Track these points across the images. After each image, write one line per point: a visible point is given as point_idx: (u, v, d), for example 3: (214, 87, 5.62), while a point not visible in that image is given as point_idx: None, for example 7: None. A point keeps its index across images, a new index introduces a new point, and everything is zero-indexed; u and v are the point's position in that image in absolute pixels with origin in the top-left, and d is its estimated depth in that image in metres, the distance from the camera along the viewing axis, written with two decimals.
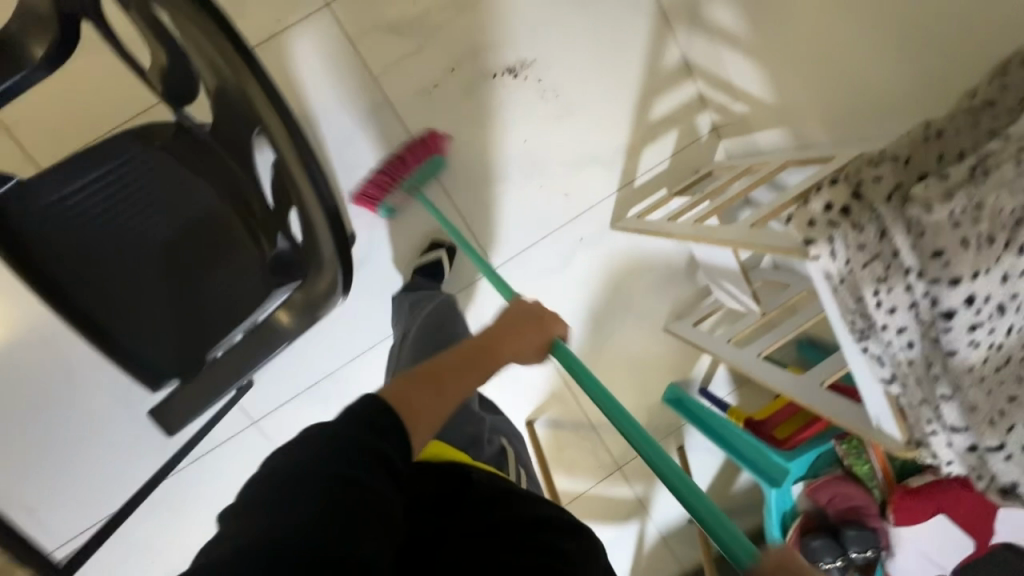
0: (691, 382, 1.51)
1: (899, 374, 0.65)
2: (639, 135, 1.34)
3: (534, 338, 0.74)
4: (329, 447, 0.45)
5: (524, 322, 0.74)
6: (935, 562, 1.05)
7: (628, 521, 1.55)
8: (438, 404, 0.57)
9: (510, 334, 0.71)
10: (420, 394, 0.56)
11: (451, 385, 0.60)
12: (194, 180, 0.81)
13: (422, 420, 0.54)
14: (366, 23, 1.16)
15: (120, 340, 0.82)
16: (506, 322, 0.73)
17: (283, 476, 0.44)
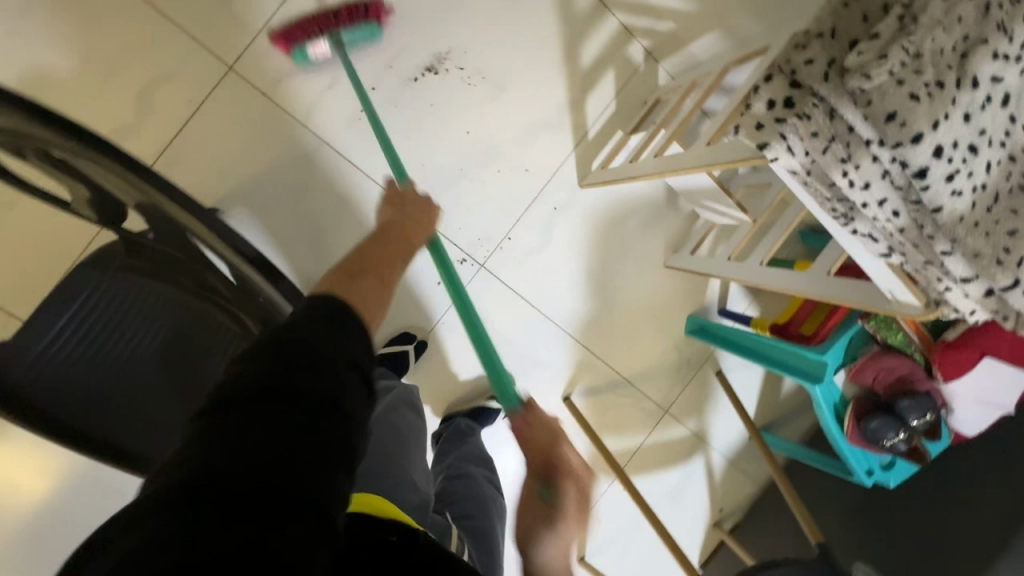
0: (708, 308, 1.49)
1: (895, 245, 0.63)
2: (577, 86, 1.30)
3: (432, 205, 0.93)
4: (272, 373, 0.44)
5: (420, 208, 0.86)
6: (993, 404, 1.04)
7: (692, 458, 1.56)
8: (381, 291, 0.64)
9: (412, 200, 0.88)
10: (358, 281, 0.62)
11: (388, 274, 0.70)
12: (163, 286, 0.84)
13: (370, 306, 0.60)
14: (274, 73, 1.14)
15: (152, 458, 0.80)
16: (406, 215, 0.84)
17: (227, 403, 0.42)
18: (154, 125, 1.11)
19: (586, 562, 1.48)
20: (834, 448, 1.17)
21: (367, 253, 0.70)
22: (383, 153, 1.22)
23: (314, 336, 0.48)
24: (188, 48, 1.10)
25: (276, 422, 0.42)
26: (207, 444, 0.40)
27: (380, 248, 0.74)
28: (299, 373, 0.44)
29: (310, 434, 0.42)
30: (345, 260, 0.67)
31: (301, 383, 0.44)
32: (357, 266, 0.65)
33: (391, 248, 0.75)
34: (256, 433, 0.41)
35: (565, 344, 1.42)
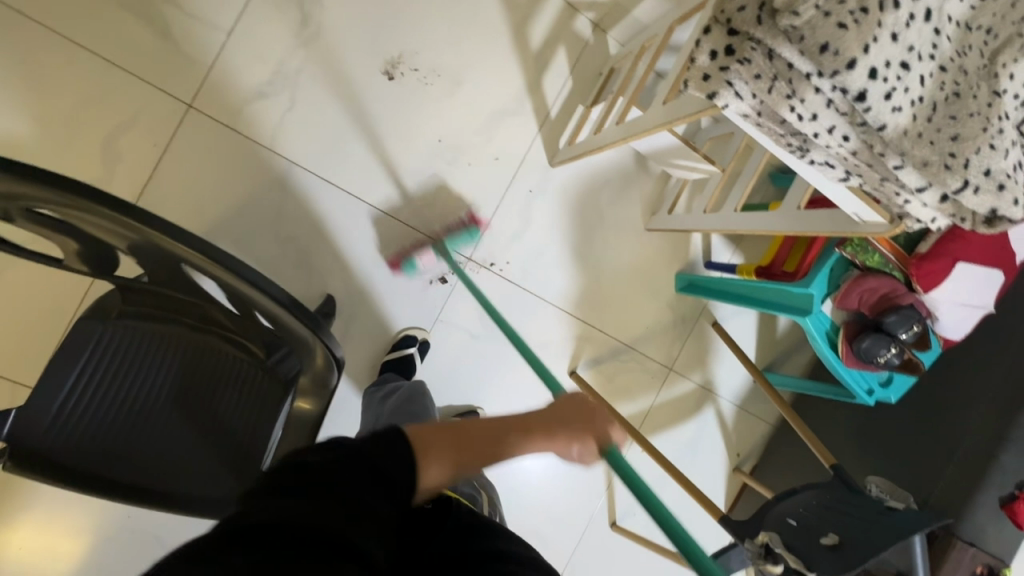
0: (694, 263, 1.53)
1: (850, 166, 0.68)
2: (531, 69, 1.33)
3: (586, 439, 0.65)
4: (341, 448, 0.49)
5: (576, 417, 0.66)
6: (972, 305, 1.09)
7: (702, 409, 1.61)
8: (450, 465, 0.56)
9: (557, 419, 0.66)
10: (441, 447, 0.56)
11: (474, 451, 0.59)
12: (163, 325, 0.85)
13: (433, 462, 0.54)
14: (234, 103, 1.16)
15: (178, 494, 0.83)
16: (557, 412, 0.66)
17: (277, 470, 0.46)
18: (125, 173, 1.12)
19: (618, 526, 1.52)
20: (833, 372, 1.22)
21: (480, 426, 0.61)
22: (353, 165, 1.24)
23: (380, 435, 0.53)
24: (145, 92, 1.11)
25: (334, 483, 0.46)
26: (264, 493, 0.44)
27: (494, 420, 0.63)
28: (365, 457, 0.49)
29: (361, 500, 0.46)
30: (466, 421, 0.61)
31: (362, 460, 0.49)
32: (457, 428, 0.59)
33: (518, 429, 0.63)
34: (312, 490, 0.45)
35: (563, 321, 1.45)
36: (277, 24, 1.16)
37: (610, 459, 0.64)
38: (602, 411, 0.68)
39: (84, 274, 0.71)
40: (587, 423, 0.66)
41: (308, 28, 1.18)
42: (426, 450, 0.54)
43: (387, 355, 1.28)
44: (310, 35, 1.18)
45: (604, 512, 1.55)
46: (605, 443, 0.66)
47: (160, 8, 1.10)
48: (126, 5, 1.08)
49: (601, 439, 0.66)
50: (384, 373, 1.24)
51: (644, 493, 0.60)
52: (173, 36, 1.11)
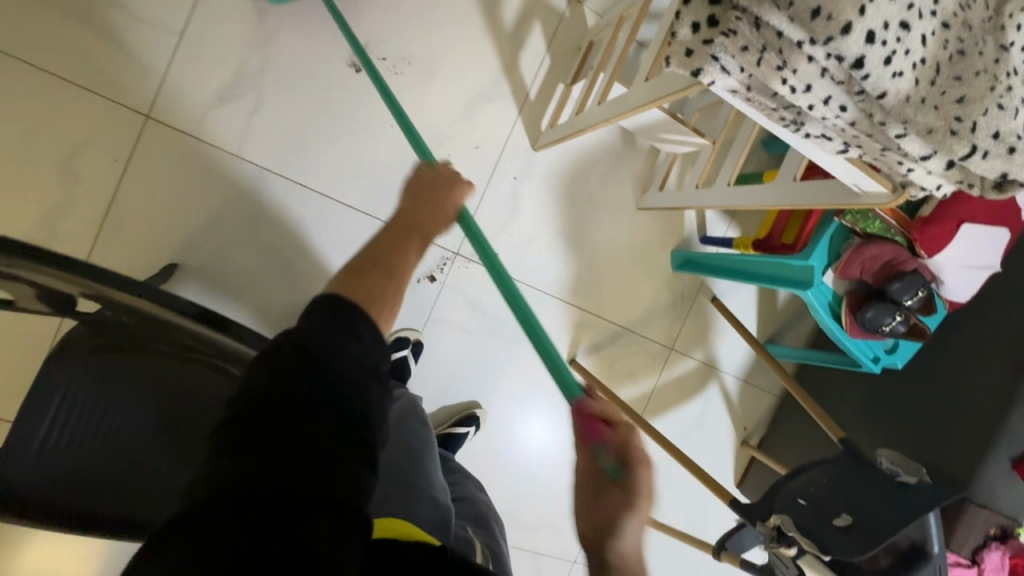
0: (689, 239, 1.48)
1: (849, 137, 0.63)
2: (506, 49, 1.26)
3: (440, 196, 0.79)
4: (293, 394, 0.48)
5: (440, 198, 0.78)
6: (977, 266, 1.06)
7: (706, 386, 1.59)
8: (389, 290, 0.64)
9: (422, 202, 0.77)
10: (375, 287, 0.62)
11: (391, 266, 0.67)
12: (138, 354, 0.81)
13: (378, 308, 0.61)
14: (194, 110, 1.10)
15: None
16: (424, 204, 0.77)
17: (249, 419, 0.48)
18: (86, 193, 1.07)
19: None
20: (838, 344, 1.19)
21: (388, 253, 0.69)
22: (327, 165, 1.19)
23: (328, 316, 0.55)
24: (98, 105, 1.05)
25: (294, 436, 0.47)
26: (225, 456, 0.46)
27: (382, 236, 0.70)
28: (334, 377, 0.51)
29: (334, 434, 0.48)
30: (366, 254, 0.67)
31: (329, 386, 0.50)
32: (371, 262, 0.66)
33: (416, 240, 0.73)
34: (273, 447, 0.46)
35: (558, 309, 1.41)
36: (231, 22, 1.09)
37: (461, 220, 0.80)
38: (453, 182, 0.80)
39: (43, 312, 0.67)
40: (443, 193, 0.79)
41: (265, 23, 1.11)
42: (370, 295, 0.61)
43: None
44: (268, 31, 1.11)
45: None
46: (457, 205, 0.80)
47: (104, 14, 1.03)
48: (67, 13, 1.01)
49: (455, 206, 0.80)
50: None
51: (511, 293, 0.73)
52: (121, 43, 1.04)
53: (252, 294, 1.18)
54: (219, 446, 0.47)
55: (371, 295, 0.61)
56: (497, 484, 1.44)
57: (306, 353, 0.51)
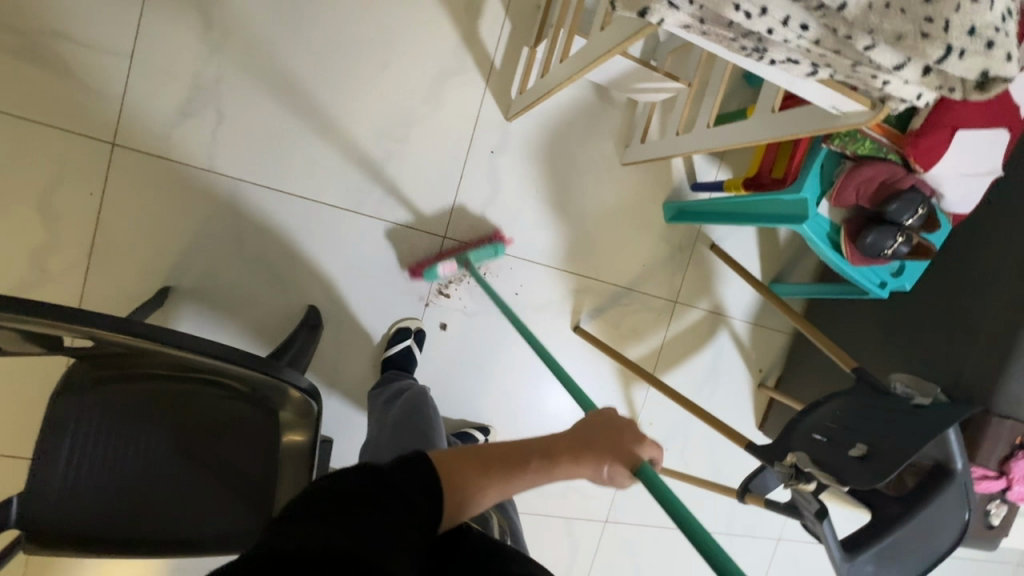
0: (680, 189, 1.44)
1: (816, 57, 0.60)
2: (463, 19, 1.21)
3: (613, 462, 0.60)
4: (370, 475, 0.53)
5: (601, 443, 0.61)
6: (979, 172, 1.01)
7: (716, 334, 1.57)
8: (472, 491, 0.56)
9: (583, 448, 0.61)
10: (465, 471, 0.57)
11: (496, 476, 0.58)
12: (130, 383, 0.79)
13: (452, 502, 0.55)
14: (158, 130, 1.08)
15: (205, 536, 0.83)
16: (576, 434, 0.62)
17: (314, 498, 0.51)
18: (69, 229, 1.07)
19: None
20: (841, 273, 1.17)
21: (511, 453, 0.60)
22: (301, 167, 1.17)
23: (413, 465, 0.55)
24: (63, 140, 1.04)
25: (350, 523, 0.48)
26: (288, 527, 0.48)
27: (512, 445, 0.61)
28: (402, 493, 0.52)
29: (387, 538, 0.48)
30: (492, 443, 0.61)
31: (394, 498, 0.51)
32: (482, 457, 0.59)
33: (537, 455, 0.60)
34: (331, 530, 0.48)
35: (556, 279, 1.40)
36: (179, 33, 1.07)
37: (644, 478, 0.59)
38: (631, 425, 0.63)
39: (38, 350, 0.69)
40: (617, 443, 0.61)
41: (213, 30, 1.08)
42: (455, 482, 0.56)
43: (384, 352, 1.26)
44: (217, 38, 1.08)
45: None
46: (637, 461, 0.60)
47: (50, 46, 1.01)
48: (13, 51, 1.00)
49: (631, 462, 0.60)
50: (386, 372, 1.22)
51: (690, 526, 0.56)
52: (73, 73, 1.03)
53: (249, 306, 1.19)
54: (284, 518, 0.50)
55: (460, 486, 0.56)
56: None
57: (380, 469, 0.54)
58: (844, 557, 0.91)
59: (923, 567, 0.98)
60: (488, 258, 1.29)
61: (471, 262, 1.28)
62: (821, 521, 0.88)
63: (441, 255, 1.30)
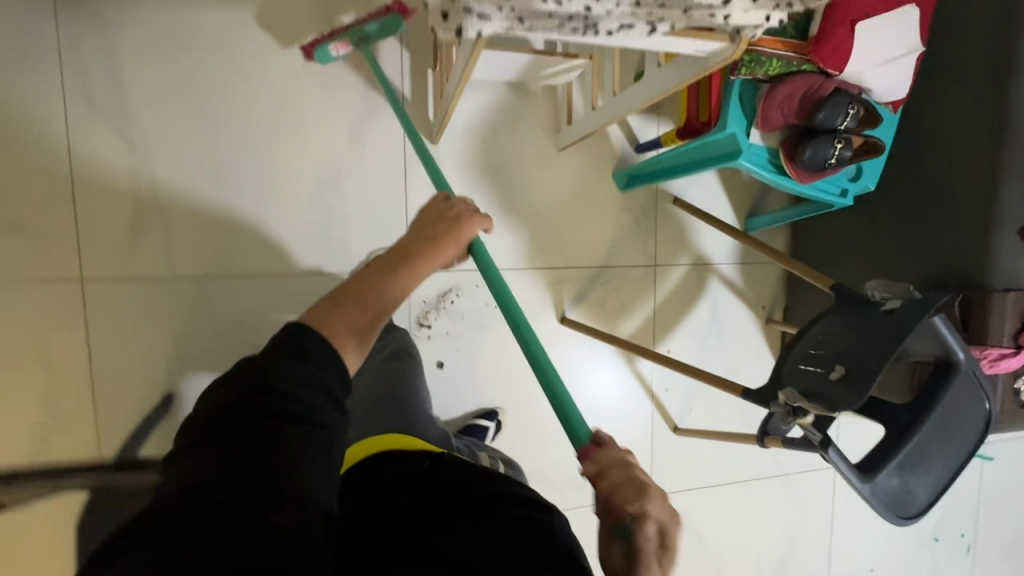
0: (624, 155, 1.43)
1: (648, 14, 0.61)
2: (361, 64, 1.24)
3: (456, 241, 0.80)
4: (253, 382, 0.58)
5: (442, 232, 0.78)
6: (900, 56, 0.97)
7: (707, 284, 1.55)
8: (360, 314, 0.66)
9: (426, 233, 0.78)
10: (336, 316, 0.65)
11: (373, 297, 0.68)
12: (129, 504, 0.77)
13: (349, 342, 0.64)
14: (115, 254, 1.16)
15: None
16: (424, 240, 0.78)
17: (209, 422, 0.57)
18: (64, 365, 1.15)
19: (679, 429, 1.52)
20: (796, 193, 1.14)
21: (365, 279, 0.69)
22: (255, 246, 1.23)
23: (290, 336, 0.62)
24: (34, 289, 1.13)
25: (246, 442, 0.54)
26: (190, 459, 0.55)
27: (368, 271, 0.71)
28: (284, 390, 0.58)
29: (282, 441, 0.54)
30: (346, 284, 0.69)
31: (279, 394, 0.57)
32: (358, 291, 0.68)
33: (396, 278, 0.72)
34: (232, 454, 0.54)
35: (528, 279, 1.41)
36: (108, 162, 1.14)
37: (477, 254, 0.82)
38: (468, 209, 0.84)
39: None
40: (452, 226, 0.80)
41: (137, 151, 1.15)
42: (336, 330, 0.64)
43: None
44: (143, 155, 1.16)
45: (662, 422, 1.56)
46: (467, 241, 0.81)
47: None
48: None
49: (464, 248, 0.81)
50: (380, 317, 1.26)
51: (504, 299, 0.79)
52: (25, 228, 1.11)
53: None
54: (186, 450, 0.57)
55: (346, 326, 0.65)
56: (546, 457, 1.48)
57: (265, 367, 0.59)
58: (863, 478, 0.90)
59: (955, 466, 0.96)
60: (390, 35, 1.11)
61: (369, 38, 1.10)
62: (826, 449, 0.87)
63: (415, 292, 1.33)
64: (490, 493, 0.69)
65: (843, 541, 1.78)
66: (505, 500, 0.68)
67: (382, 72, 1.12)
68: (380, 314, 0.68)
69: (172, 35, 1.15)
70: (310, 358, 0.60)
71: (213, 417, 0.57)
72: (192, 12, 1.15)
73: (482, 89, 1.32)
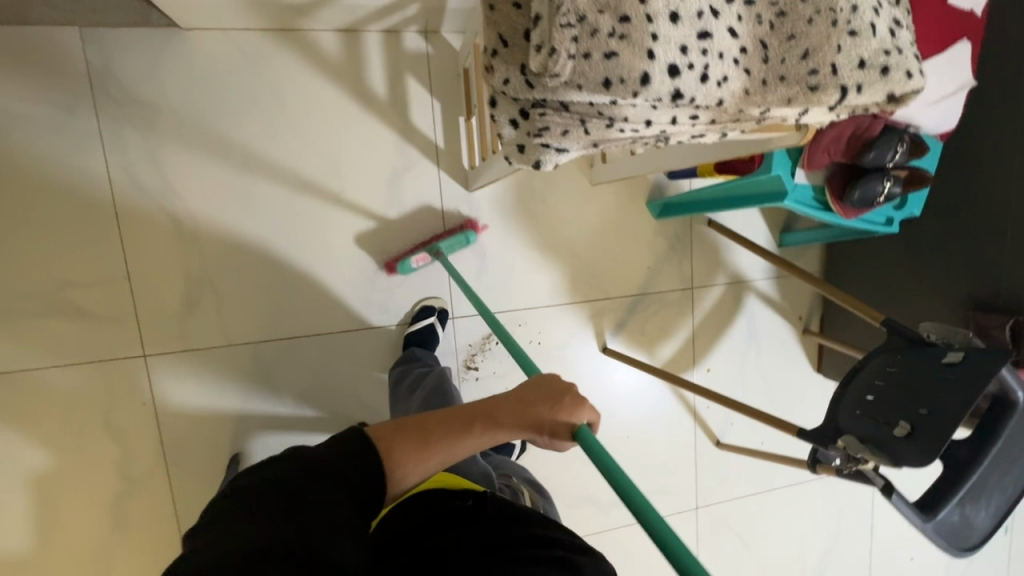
0: (659, 182, 1.42)
1: (719, 124, 0.58)
2: (394, 118, 1.24)
3: (552, 418, 0.74)
4: (287, 467, 0.63)
5: (545, 403, 0.75)
6: (952, 91, 0.96)
7: (743, 301, 1.56)
8: (416, 452, 0.70)
9: (517, 403, 0.75)
10: (398, 445, 0.70)
11: (437, 443, 0.71)
12: None
13: (399, 465, 0.69)
14: (173, 328, 1.19)
15: None
16: (522, 400, 0.76)
17: (238, 499, 0.60)
18: (137, 436, 1.20)
19: (722, 444, 1.57)
20: (841, 225, 1.14)
21: (440, 421, 0.73)
22: (305, 307, 1.25)
23: (336, 437, 0.69)
24: (103, 368, 1.17)
25: (278, 511, 0.58)
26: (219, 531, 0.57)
27: (449, 412, 0.74)
28: (317, 463, 0.64)
29: (316, 511, 0.58)
30: (423, 416, 0.74)
31: (310, 473, 0.62)
32: (426, 425, 0.72)
33: (479, 425, 0.73)
34: (266, 518, 0.57)
35: (569, 313, 1.43)
36: (158, 239, 1.16)
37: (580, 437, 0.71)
38: (575, 394, 0.76)
39: None
40: (554, 404, 0.74)
41: (185, 225, 1.17)
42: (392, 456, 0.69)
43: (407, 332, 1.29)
44: (192, 228, 1.18)
45: (704, 437, 1.60)
46: (570, 425, 0.73)
47: (59, 296, 1.12)
48: (35, 312, 1.11)
49: (567, 424, 0.73)
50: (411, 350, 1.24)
51: (591, 445, 0.69)
52: (86, 310, 1.14)
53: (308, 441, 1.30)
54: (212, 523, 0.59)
55: (399, 455, 0.69)
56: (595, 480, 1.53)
57: (300, 456, 0.65)
58: (925, 518, 0.93)
59: (1014, 496, 0.98)
60: (460, 246, 1.29)
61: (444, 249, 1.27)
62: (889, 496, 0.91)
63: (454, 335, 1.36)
64: (531, 536, 0.68)
65: (884, 535, 1.83)
66: (545, 544, 0.68)
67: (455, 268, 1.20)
68: (435, 452, 0.71)
69: (207, 108, 1.15)
70: (351, 456, 0.66)
71: (245, 494, 0.60)
72: (225, 83, 1.14)
73: None
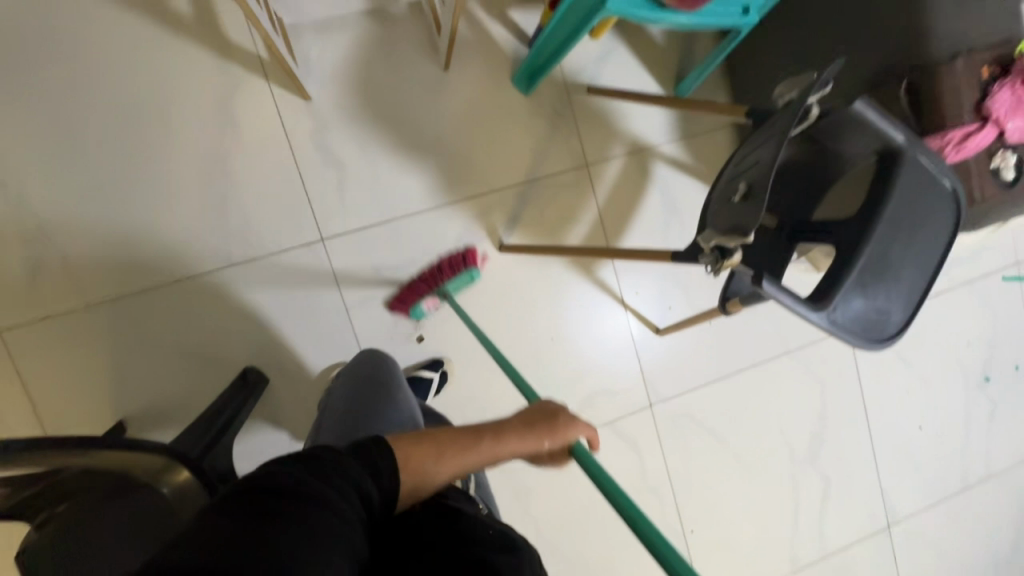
0: (518, 55, 1.32)
1: None
2: (206, 35, 1.17)
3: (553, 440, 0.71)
4: (303, 463, 0.53)
5: (549, 427, 0.72)
6: None
7: (652, 171, 1.42)
8: (430, 469, 0.62)
9: (526, 432, 0.71)
10: (418, 460, 0.61)
11: (456, 460, 0.64)
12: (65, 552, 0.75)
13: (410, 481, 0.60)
14: (21, 296, 1.14)
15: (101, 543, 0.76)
16: (531, 428, 0.71)
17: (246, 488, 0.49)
18: (9, 417, 1.15)
19: (661, 330, 1.43)
20: (689, 27, 1.02)
21: (458, 436, 0.66)
22: (158, 254, 1.19)
23: (361, 448, 0.59)
24: None
25: (284, 509, 0.47)
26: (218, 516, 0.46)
27: (469, 433, 0.68)
28: (341, 466, 0.54)
29: (319, 516, 0.48)
30: (441, 430, 0.67)
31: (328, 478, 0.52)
32: (441, 439, 0.65)
33: (497, 438, 0.68)
34: (266, 519, 0.45)
35: (453, 215, 1.32)
36: None
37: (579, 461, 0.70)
38: (570, 415, 0.75)
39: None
40: (552, 425, 0.72)
41: (7, 188, 1.12)
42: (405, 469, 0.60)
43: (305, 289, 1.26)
44: (18, 189, 1.12)
45: (643, 328, 1.46)
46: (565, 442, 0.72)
47: None
48: None
49: (565, 443, 0.72)
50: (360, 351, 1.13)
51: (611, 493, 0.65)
52: None
53: (196, 396, 1.22)
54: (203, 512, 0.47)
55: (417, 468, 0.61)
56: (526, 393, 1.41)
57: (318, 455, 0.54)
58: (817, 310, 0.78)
59: (925, 277, 0.84)
60: (466, 283, 1.30)
61: (450, 292, 1.30)
62: (761, 285, 0.76)
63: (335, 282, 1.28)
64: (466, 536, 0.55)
65: (881, 403, 1.66)
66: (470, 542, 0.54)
67: (464, 313, 1.25)
68: (439, 472, 0.62)
69: (7, 62, 1.10)
70: (378, 474, 0.57)
71: (250, 487, 0.49)
72: (19, 32, 1.10)
73: (343, 29, 1.23)
